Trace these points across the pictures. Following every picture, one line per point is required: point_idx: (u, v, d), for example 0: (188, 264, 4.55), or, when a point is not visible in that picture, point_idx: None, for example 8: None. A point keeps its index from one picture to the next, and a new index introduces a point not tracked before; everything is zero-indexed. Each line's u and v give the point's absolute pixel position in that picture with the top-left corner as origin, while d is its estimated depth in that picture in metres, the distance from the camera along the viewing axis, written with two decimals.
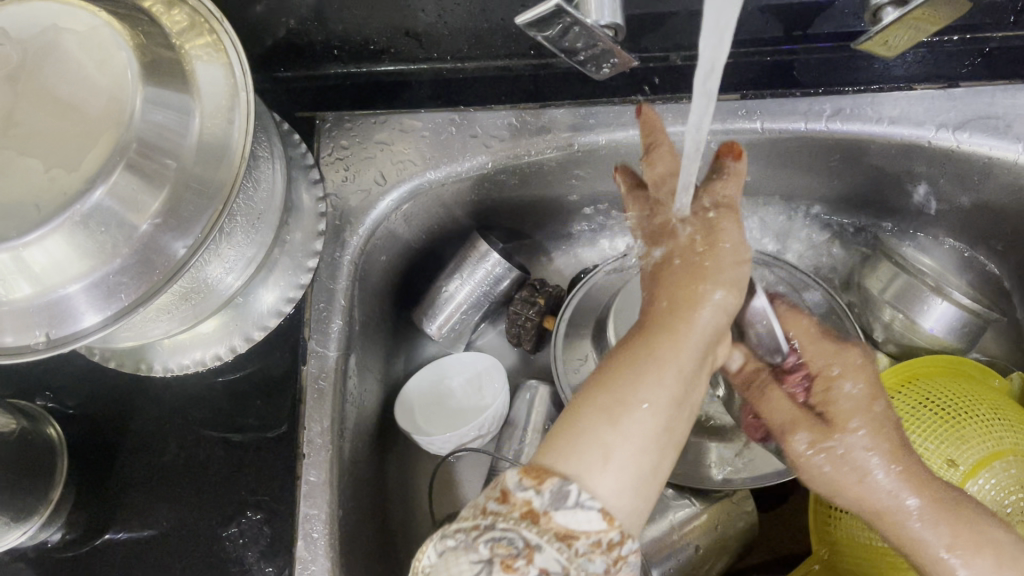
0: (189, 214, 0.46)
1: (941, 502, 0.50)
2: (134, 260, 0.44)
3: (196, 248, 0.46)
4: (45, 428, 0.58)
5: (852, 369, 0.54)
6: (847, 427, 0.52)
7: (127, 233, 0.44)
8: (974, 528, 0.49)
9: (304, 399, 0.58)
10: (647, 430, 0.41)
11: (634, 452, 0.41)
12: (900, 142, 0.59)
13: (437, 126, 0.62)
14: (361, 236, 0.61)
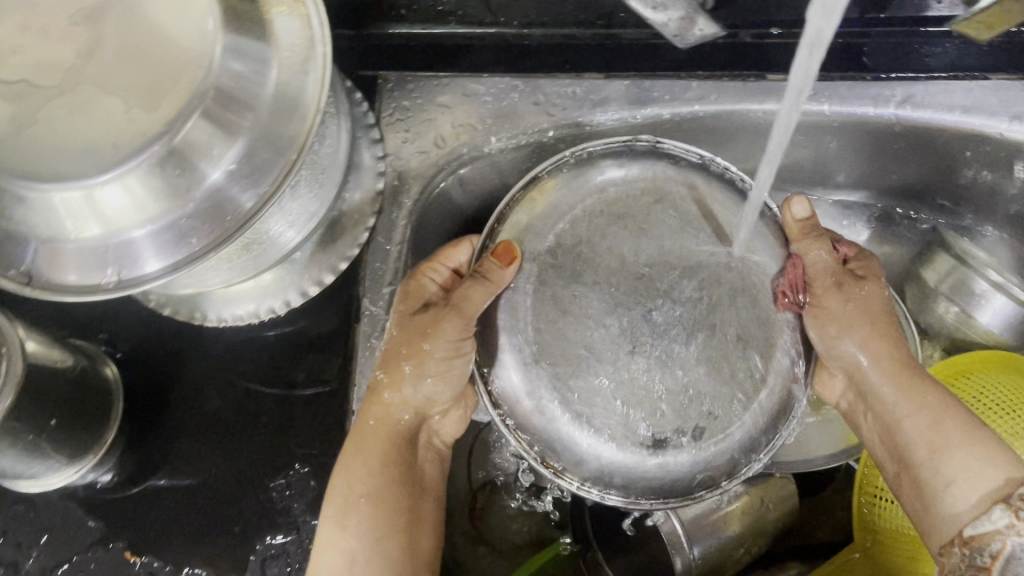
0: (261, 166, 0.46)
1: (925, 402, 0.51)
2: (207, 202, 0.45)
3: (264, 199, 0.45)
4: (101, 367, 0.57)
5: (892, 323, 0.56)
6: (868, 309, 0.54)
7: (200, 178, 0.44)
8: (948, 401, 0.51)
9: (355, 355, 0.58)
10: (364, 503, 0.52)
11: (349, 534, 0.52)
12: (970, 131, 0.59)
13: (500, 92, 0.62)
14: (417, 199, 0.61)
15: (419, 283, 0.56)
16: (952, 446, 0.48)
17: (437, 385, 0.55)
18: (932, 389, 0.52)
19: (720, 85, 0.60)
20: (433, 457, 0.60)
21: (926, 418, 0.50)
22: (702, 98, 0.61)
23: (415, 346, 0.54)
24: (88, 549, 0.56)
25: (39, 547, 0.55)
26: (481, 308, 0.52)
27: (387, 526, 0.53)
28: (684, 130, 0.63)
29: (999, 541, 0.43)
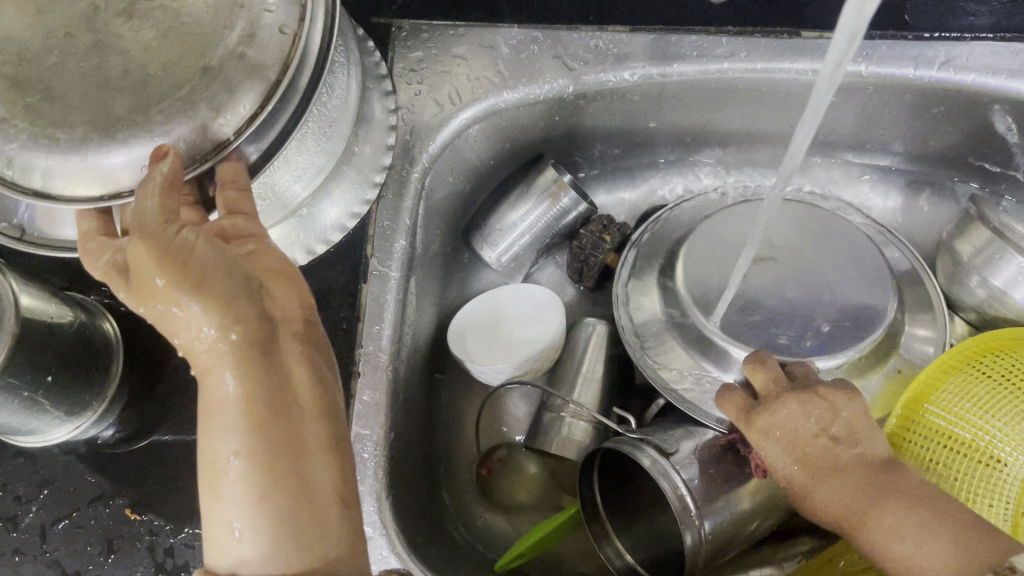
0: (245, 80, 0.38)
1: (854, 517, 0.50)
2: (185, 126, 0.38)
3: (249, 124, 0.39)
4: (101, 323, 0.55)
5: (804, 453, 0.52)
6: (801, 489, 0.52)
7: (184, 108, 0.38)
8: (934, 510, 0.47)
9: (362, 314, 0.56)
10: (235, 402, 0.39)
11: (230, 437, 0.39)
12: (1015, 98, 0.55)
13: (519, 44, 0.59)
14: (430, 154, 0.58)
15: (136, 206, 0.37)
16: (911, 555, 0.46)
17: (206, 298, 0.38)
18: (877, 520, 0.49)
19: (750, 43, 0.58)
20: (326, 354, 0.44)
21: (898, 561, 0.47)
22: (732, 55, 0.58)
23: (172, 255, 0.38)
24: (88, 505, 0.55)
25: (39, 501, 0.55)
26: (154, 208, 0.37)
27: (263, 428, 0.39)
28: (710, 89, 0.60)
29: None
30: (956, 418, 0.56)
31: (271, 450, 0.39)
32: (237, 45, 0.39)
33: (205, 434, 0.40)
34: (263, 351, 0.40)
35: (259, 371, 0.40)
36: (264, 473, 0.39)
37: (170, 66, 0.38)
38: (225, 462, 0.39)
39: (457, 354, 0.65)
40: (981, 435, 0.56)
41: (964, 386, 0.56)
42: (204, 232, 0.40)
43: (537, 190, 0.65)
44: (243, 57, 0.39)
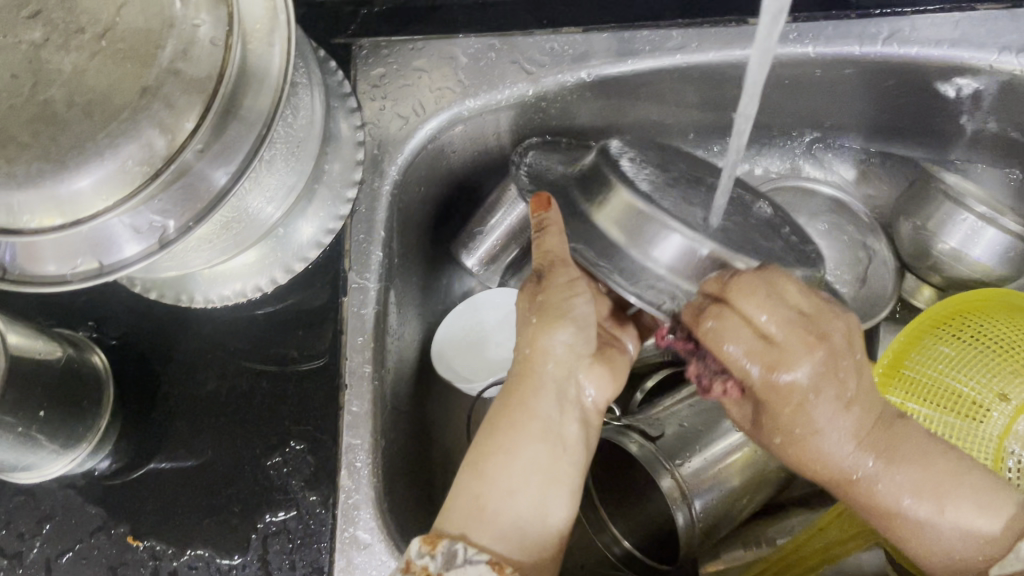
0: (185, 95, 0.41)
1: (876, 444, 0.48)
2: (131, 146, 0.40)
3: (191, 133, 0.41)
4: (89, 357, 0.56)
5: (826, 398, 0.46)
6: (782, 424, 0.47)
7: (128, 130, 0.40)
8: (948, 464, 0.47)
9: (344, 326, 0.57)
10: (544, 425, 0.52)
11: (501, 498, 0.49)
12: (960, 66, 0.57)
13: (477, 53, 0.61)
14: (399, 167, 0.60)
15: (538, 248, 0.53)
16: (946, 500, 0.47)
17: (570, 336, 0.53)
18: (899, 458, 0.48)
19: (701, 34, 0.59)
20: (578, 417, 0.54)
21: (933, 500, 0.47)
22: (683, 47, 0.59)
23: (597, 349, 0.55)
24: (90, 536, 0.55)
25: (43, 536, 0.56)
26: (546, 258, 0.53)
27: (547, 480, 0.51)
28: (664, 81, 0.62)
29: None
30: (938, 372, 0.58)
31: (553, 478, 0.51)
32: (172, 63, 0.41)
33: (494, 449, 0.51)
34: (564, 400, 0.53)
35: (557, 416, 0.53)
36: (540, 485, 0.51)
37: (126, 98, 0.40)
38: (496, 521, 0.48)
39: (443, 373, 0.67)
40: (960, 385, 0.57)
41: (950, 341, 0.58)
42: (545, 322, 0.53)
43: (510, 196, 0.66)
44: (179, 72, 0.41)
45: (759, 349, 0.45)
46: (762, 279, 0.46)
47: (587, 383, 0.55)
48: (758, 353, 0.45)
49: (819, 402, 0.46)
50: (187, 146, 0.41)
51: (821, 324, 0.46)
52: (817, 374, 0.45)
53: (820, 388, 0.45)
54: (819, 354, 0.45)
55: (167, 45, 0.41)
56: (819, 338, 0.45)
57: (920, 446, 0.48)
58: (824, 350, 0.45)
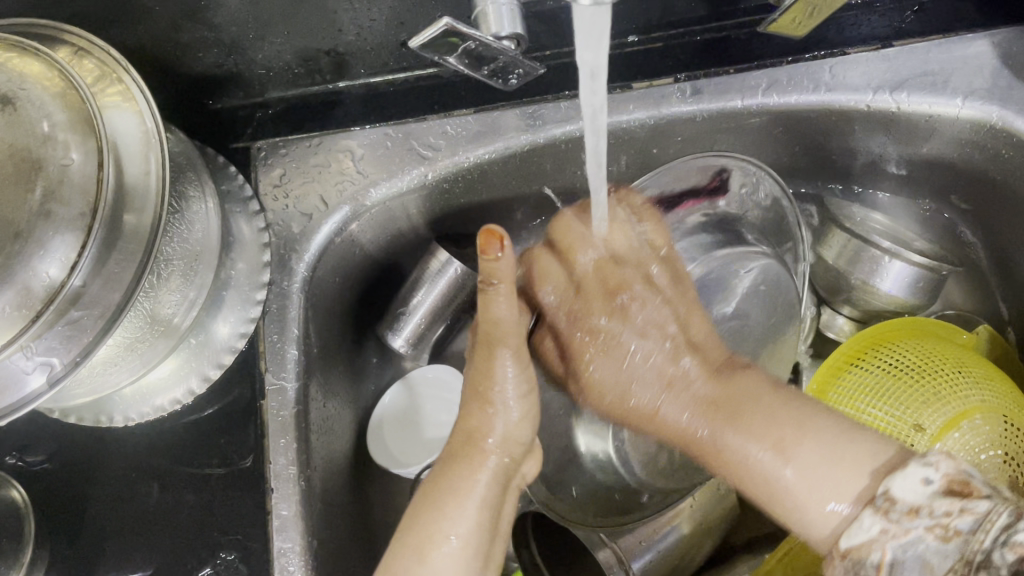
0: (60, 235, 0.41)
1: (719, 406, 0.53)
2: (8, 293, 0.40)
3: (71, 269, 0.41)
4: (6, 491, 0.58)
5: (650, 311, 0.58)
6: (648, 324, 0.58)
7: (3, 278, 0.40)
8: (767, 399, 0.51)
9: (266, 430, 0.58)
10: (479, 503, 0.53)
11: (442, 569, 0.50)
12: (841, 109, 0.58)
13: (374, 142, 0.62)
14: (307, 264, 0.60)
15: (505, 311, 0.52)
16: (788, 442, 0.48)
17: (517, 368, 0.55)
18: (768, 391, 0.52)
19: None
20: (515, 498, 0.57)
21: (775, 451, 0.48)
22: (573, 117, 0.60)
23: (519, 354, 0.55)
24: None
25: None
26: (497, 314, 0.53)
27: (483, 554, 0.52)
28: (562, 151, 0.63)
29: (876, 551, 0.39)
30: (860, 403, 0.59)
31: (482, 537, 0.52)
32: (43, 205, 0.41)
33: (429, 526, 0.51)
34: (501, 486, 0.55)
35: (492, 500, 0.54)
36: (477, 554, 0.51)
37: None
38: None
39: (381, 461, 0.67)
40: (878, 415, 0.58)
41: (871, 371, 0.60)
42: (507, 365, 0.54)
43: (431, 275, 0.66)
44: (50, 214, 0.41)
45: (608, 262, 0.59)
46: (642, 208, 0.60)
47: (528, 472, 0.58)
48: (619, 235, 0.59)
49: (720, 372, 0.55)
50: (67, 283, 0.41)
51: (654, 264, 0.60)
52: (643, 346, 0.58)
53: (639, 342, 0.58)
54: (676, 346, 0.57)
55: (41, 186, 0.42)
56: (698, 343, 0.57)
57: (757, 406, 0.51)
58: (671, 300, 0.59)
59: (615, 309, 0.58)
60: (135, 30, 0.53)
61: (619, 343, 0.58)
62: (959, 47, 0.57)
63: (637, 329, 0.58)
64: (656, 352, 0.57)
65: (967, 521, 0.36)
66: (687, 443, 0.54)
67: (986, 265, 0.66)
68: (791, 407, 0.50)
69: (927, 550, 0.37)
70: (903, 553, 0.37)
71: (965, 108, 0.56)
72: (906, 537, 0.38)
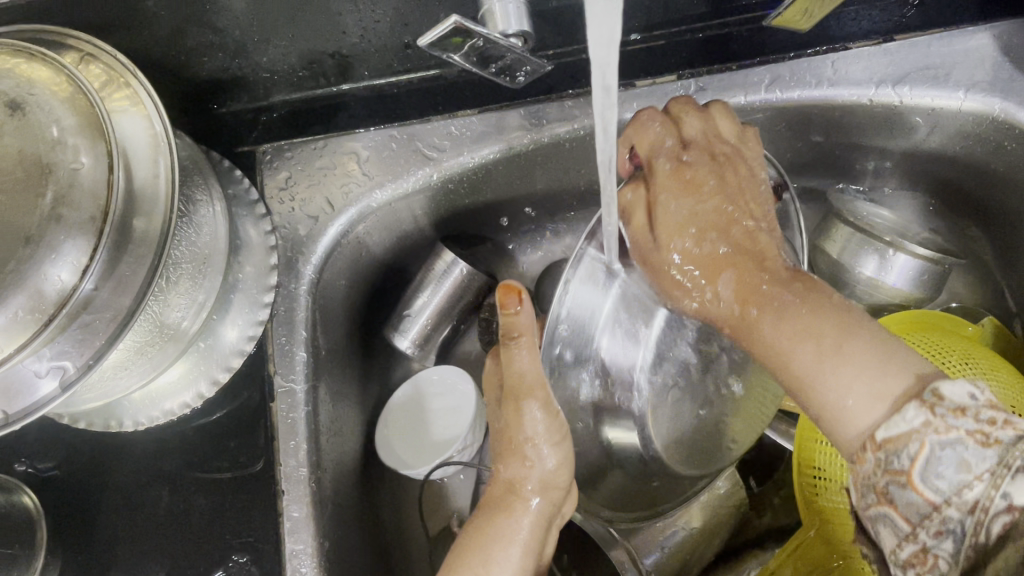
0: (72, 239, 0.42)
1: (749, 284, 0.50)
2: (20, 297, 0.40)
3: (82, 273, 0.42)
4: (18, 498, 0.57)
5: (700, 232, 0.52)
6: (670, 219, 0.52)
7: (16, 282, 0.40)
8: (830, 313, 0.46)
9: (276, 433, 0.58)
10: (523, 548, 0.53)
11: None
12: (844, 104, 0.59)
13: (379, 144, 0.62)
14: (314, 266, 0.61)
15: (530, 360, 0.52)
16: (827, 365, 0.44)
17: (546, 416, 0.54)
18: (793, 282, 0.49)
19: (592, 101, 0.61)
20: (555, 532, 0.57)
21: (812, 352, 0.45)
22: (576, 116, 0.61)
23: (550, 405, 0.54)
24: None
25: None
26: (520, 361, 0.53)
27: None
28: (566, 151, 0.63)
29: (914, 442, 0.38)
30: None
31: None
32: (54, 209, 0.41)
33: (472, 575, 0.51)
34: (544, 529, 0.55)
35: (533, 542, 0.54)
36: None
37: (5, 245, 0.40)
38: None
39: (389, 462, 0.67)
40: None
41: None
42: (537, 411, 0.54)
43: (436, 276, 0.67)
44: (61, 218, 0.41)
45: (671, 145, 0.53)
46: (698, 111, 0.54)
47: (566, 511, 0.58)
48: (654, 131, 0.53)
49: (744, 267, 0.51)
50: (79, 286, 0.41)
51: (739, 164, 0.54)
52: (693, 252, 0.52)
53: (677, 246, 0.52)
54: (709, 259, 0.52)
55: (52, 190, 0.42)
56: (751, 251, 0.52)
57: (774, 288, 0.49)
58: (724, 172, 0.54)
59: (677, 179, 0.53)
60: (140, 35, 0.54)
61: (663, 257, 0.53)
62: (960, 40, 0.57)
63: (693, 229, 0.52)
64: (694, 248, 0.52)
65: (1009, 433, 0.36)
66: (745, 321, 0.50)
67: (989, 257, 0.67)
68: (840, 324, 0.45)
69: (965, 451, 0.37)
70: (939, 449, 0.37)
71: (966, 101, 0.56)
72: (946, 434, 0.37)
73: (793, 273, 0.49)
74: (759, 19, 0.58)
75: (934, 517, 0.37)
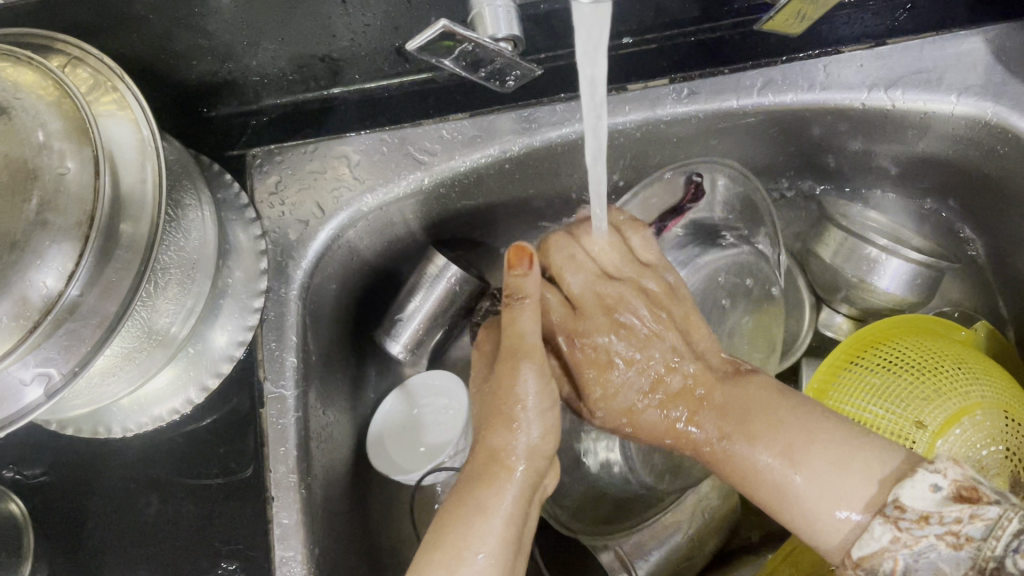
0: (57, 244, 0.41)
1: (726, 422, 0.53)
2: (4, 303, 0.40)
3: (68, 279, 0.41)
4: (6, 503, 0.57)
5: (601, 329, 0.59)
6: (643, 338, 0.59)
7: (0, 288, 0.40)
8: (818, 419, 0.49)
9: (265, 439, 0.57)
10: (510, 517, 0.53)
11: (480, 544, 0.50)
12: (836, 107, 0.58)
13: (369, 147, 0.62)
14: (304, 271, 0.60)
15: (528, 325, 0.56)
16: (797, 458, 0.48)
17: (540, 382, 0.56)
18: (775, 400, 0.52)
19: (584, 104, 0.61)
20: (534, 510, 0.56)
21: (785, 456, 0.49)
22: (569, 120, 0.60)
23: (544, 372, 0.56)
24: None
25: None
26: (520, 326, 0.56)
27: (515, 556, 0.52)
28: (558, 154, 0.63)
29: (890, 559, 0.41)
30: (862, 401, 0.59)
31: (512, 553, 0.51)
32: (40, 214, 0.41)
33: (457, 549, 0.50)
34: (528, 502, 0.55)
35: (511, 516, 0.53)
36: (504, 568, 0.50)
37: None
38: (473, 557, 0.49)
39: (381, 468, 0.67)
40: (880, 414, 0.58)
41: (870, 369, 0.60)
42: (532, 376, 0.56)
43: (427, 280, 0.66)
44: (46, 223, 0.41)
45: (619, 266, 0.61)
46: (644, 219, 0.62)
47: (547, 487, 0.58)
48: (640, 240, 0.61)
49: (725, 394, 0.55)
50: (65, 292, 0.41)
51: (659, 270, 0.61)
52: (631, 347, 0.59)
53: (618, 349, 0.59)
54: (667, 343, 0.59)
55: (37, 195, 0.41)
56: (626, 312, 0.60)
57: (764, 405, 0.52)
58: (646, 294, 0.60)
59: (569, 273, 0.61)
60: (128, 38, 0.53)
61: (595, 338, 0.60)
62: (952, 43, 0.57)
63: (635, 341, 0.59)
64: (629, 365, 0.59)
65: (978, 528, 0.39)
66: (680, 441, 0.57)
67: (982, 261, 0.67)
68: (856, 435, 0.48)
69: (939, 556, 0.40)
70: (914, 563, 0.41)
71: (959, 105, 0.56)
72: (916, 546, 0.41)
73: (731, 368, 0.57)
74: (751, 22, 0.59)
75: None
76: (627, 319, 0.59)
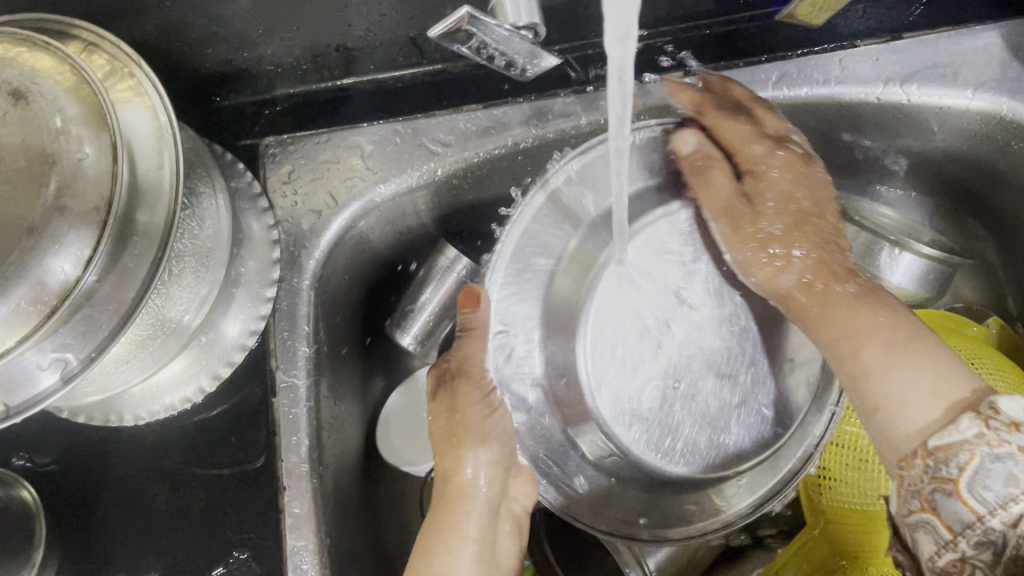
0: (74, 229, 0.41)
1: (819, 283, 0.54)
2: (23, 288, 0.40)
3: (85, 265, 0.41)
4: (18, 491, 0.57)
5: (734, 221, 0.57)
6: (797, 218, 0.58)
7: (19, 273, 0.40)
8: (890, 317, 0.49)
9: (277, 429, 0.57)
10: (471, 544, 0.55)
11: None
12: (851, 101, 0.58)
13: (382, 138, 0.61)
14: (317, 260, 0.60)
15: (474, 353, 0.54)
16: (871, 371, 0.47)
17: (483, 403, 0.55)
18: (865, 297, 0.51)
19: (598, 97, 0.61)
20: (510, 529, 0.59)
21: (848, 341, 0.49)
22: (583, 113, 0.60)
23: (492, 394, 0.55)
24: None
25: None
26: (471, 354, 0.55)
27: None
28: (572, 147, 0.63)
29: (966, 452, 0.39)
30: None
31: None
32: (58, 199, 0.41)
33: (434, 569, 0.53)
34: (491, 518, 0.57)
35: (483, 536, 0.56)
36: None
37: None
38: None
39: (390, 457, 0.67)
40: None
41: None
42: (477, 396, 0.56)
43: (438, 271, 0.66)
44: (64, 209, 0.41)
45: (752, 138, 0.57)
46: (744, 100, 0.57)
47: (519, 493, 0.58)
48: (771, 118, 0.57)
49: (817, 301, 0.53)
50: (82, 279, 0.41)
51: (802, 174, 0.58)
52: (808, 250, 0.56)
53: (798, 249, 0.57)
54: (818, 264, 0.56)
55: (55, 181, 0.41)
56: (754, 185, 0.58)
57: (839, 301, 0.52)
58: (801, 180, 0.59)
59: (760, 168, 0.58)
60: (145, 25, 0.53)
61: (729, 258, 0.57)
62: (968, 38, 0.57)
63: (807, 243, 0.57)
64: (782, 250, 0.56)
65: None
66: (790, 305, 0.55)
67: (994, 258, 0.67)
68: (913, 335, 0.47)
69: (1016, 466, 0.38)
70: (992, 462, 0.38)
71: (973, 100, 0.56)
72: (1000, 447, 0.38)
73: (859, 289, 0.52)
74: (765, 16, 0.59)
75: (978, 527, 0.38)
76: (771, 237, 0.57)
